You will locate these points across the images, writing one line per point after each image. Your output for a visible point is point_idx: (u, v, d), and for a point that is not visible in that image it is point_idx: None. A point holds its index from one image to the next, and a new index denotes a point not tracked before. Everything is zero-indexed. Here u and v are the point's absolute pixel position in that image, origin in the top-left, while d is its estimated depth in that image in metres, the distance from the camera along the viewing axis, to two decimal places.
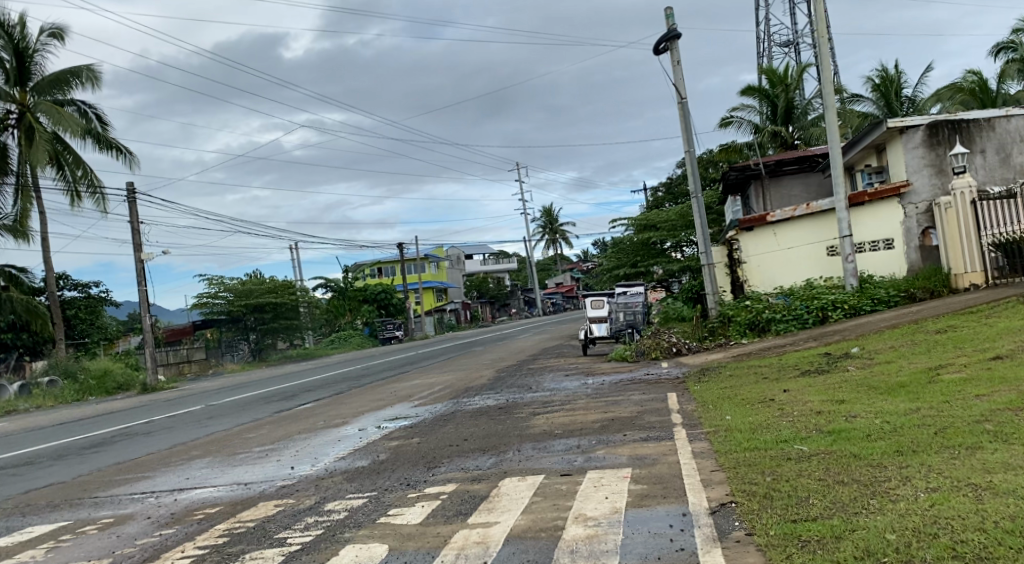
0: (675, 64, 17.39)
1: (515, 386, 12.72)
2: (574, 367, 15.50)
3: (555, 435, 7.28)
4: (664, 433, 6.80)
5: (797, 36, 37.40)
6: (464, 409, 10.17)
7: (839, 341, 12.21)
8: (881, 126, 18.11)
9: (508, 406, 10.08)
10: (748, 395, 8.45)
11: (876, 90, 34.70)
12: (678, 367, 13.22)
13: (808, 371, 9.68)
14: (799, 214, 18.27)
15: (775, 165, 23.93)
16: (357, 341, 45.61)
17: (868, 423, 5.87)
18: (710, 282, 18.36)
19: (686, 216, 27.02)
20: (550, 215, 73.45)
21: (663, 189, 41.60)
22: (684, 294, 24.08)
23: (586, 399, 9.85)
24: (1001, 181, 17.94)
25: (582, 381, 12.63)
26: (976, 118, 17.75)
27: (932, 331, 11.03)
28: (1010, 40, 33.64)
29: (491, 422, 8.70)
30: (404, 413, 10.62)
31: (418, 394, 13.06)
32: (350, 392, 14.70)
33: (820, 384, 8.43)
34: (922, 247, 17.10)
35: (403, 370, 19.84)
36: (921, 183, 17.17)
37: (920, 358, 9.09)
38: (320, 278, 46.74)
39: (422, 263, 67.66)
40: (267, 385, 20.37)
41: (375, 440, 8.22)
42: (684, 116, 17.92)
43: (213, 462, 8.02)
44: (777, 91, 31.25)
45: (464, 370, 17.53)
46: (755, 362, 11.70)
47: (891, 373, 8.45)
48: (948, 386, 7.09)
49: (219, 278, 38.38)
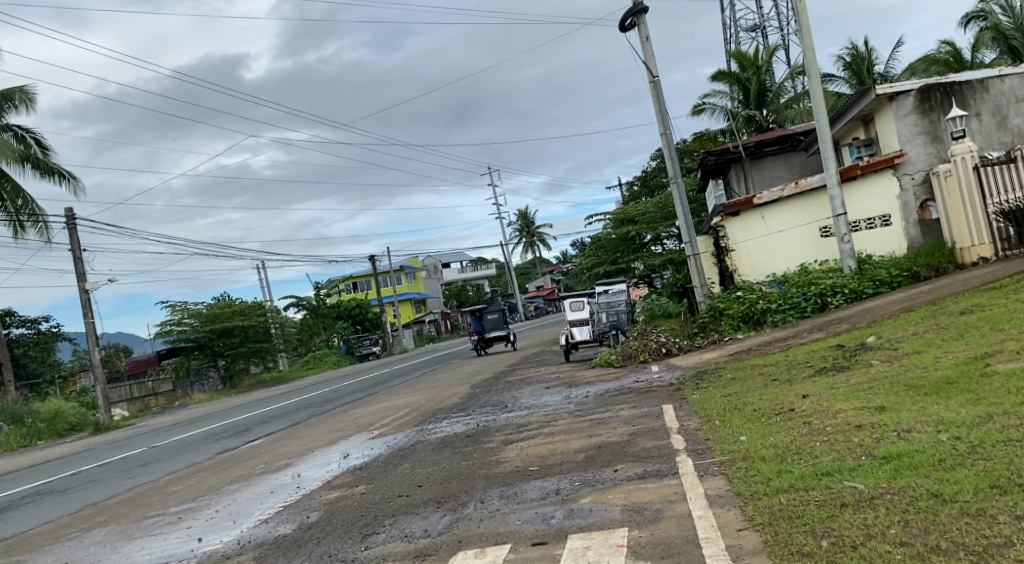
0: (643, 41, 16.04)
1: (489, 405, 11.31)
2: (556, 376, 14.10)
3: (530, 475, 5.83)
4: (665, 466, 5.35)
5: (763, 20, 36.35)
6: (427, 440, 8.70)
7: (848, 331, 10.87)
8: (869, 94, 16.90)
9: (478, 432, 8.64)
10: (760, 405, 7.03)
11: (848, 69, 33.64)
12: (669, 370, 11.87)
13: (826, 369, 8.30)
14: (788, 194, 16.95)
15: (754, 146, 22.73)
16: (333, 360, 44.00)
17: (932, 440, 4.49)
18: (697, 273, 17.06)
19: (665, 208, 25.73)
20: (526, 218, 72.06)
21: (638, 183, 40.30)
22: (669, 289, 22.74)
23: (568, 419, 8.44)
24: (1000, 146, 16.73)
25: (564, 394, 11.20)
26: (969, 80, 16.55)
27: (955, 313, 9.67)
28: (981, 8, 32.62)
29: (456, 457, 7.25)
30: (358, 447, 9.11)
31: (382, 420, 11.60)
32: (309, 422, 13.16)
33: (847, 386, 7.01)
34: (921, 221, 15.85)
35: (372, 391, 18.34)
36: (916, 152, 16.08)
37: (956, 345, 7.71)
38: (290, 298, 45.11)
39: (399, 275, 66.00)
40: (225, 415, 18.75)
41: (312, 491, 6.71)
42: (658, 97, 16.55)
43: (112, 532, 6.50)
44: (748, 74, 30.03)
45: (438, 387, 16.03)
46: (757, 360, 10.30)
47: (928, 366, 7.07)
48: (1011, 381, 5.72)
49: (183, 303, 36.54)
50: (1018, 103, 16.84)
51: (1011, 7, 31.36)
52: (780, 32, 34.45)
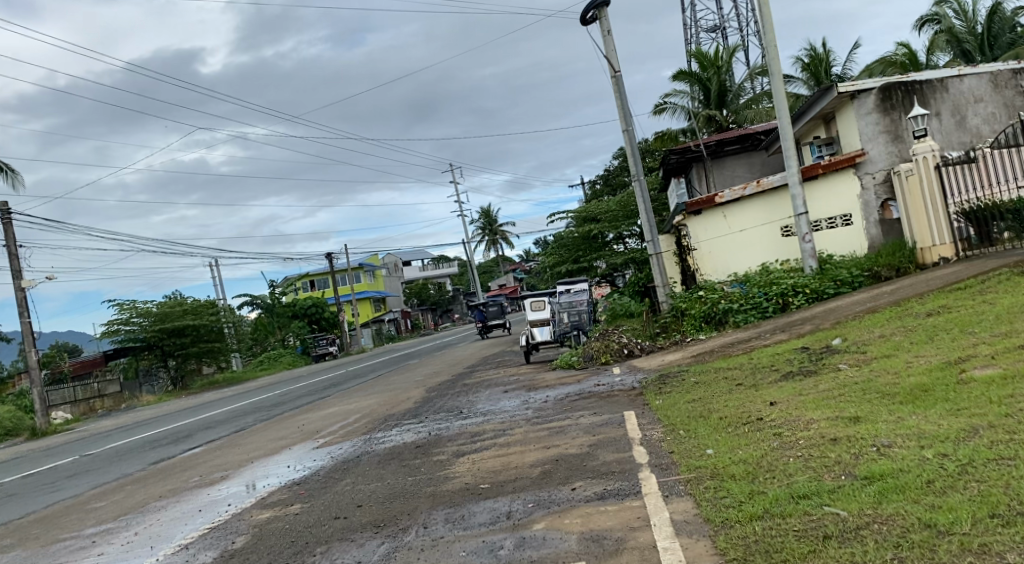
0: (605, 34, 15.64)
1: (444, 410, 10.79)
2: (515, 379, 13.65)
3: (480, 494, 5.33)
4: (627, 484, 4.89)
5: (723, 21, 36.30)
6: (373, 450, 8.16)
7: (812, 332, 10.58)
8: (831, 92, 16.68)
9: (428, 441, 8.12)
10: (727, 413, 6.63)
11: (807, 69, 33.74)
12: (631, 373, 11.47)
13: (792, 373, 7.95)
14: (749, 192, 16.68)
15: (715, 145, 22.51)
16: (288, 360, 43.05)
17: (916, 458, 4.10)
18: (659, 272, 16.72)
19: (626, 206, 25.45)
20: (488, 216, 71.55)
21: (600, 181, 40.05)
22: (631, 288, 22.48)
23: (524, 427, 7.96)
24: (959, 146, 16.67)
25: (522, 398, 10.74)
26: (929, 80, 16.45)
27: (922, 314, 9.42)
28: (935, 12, 32.90)
29: (403, 471, 6.73)
30: (300, 458, 8.53)
31: (330, 427, 11.03)
32: (254, 429, 12.52)
33: (817, 393, 6.64)
34: (882, 221, 15.68)
35: (324, 394, 17.73)
36: (876, 151, 15.92)
37: (926, 349, 7.40)
38: (245, 296, 44.05)
39: (358, 272, 64.99)
40: (169, 419, 17.95)
41: (242, 510, 6.14)
42: (620, 93, 16.17)
43: (14, 559, 5.85)
44: (709, 74, 29.88)
45: (392, 390, 15.47)
46: (721, 362, 9.93)
47: (900, 372, 6.74)
48: (991, 388, 5.38)
49: (131, 302, 35.37)
50: (977, 103, 16.80)
51: (965, 11, 31.68)
52: (740, 32, 34.43)
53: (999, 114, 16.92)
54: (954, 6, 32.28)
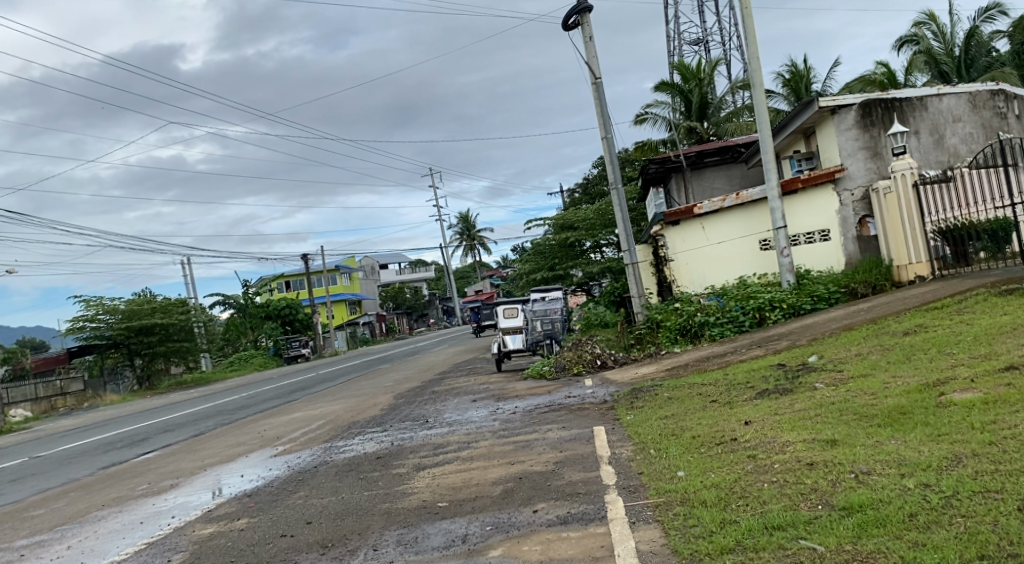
0: (586, 40, 15.44)
1: (409, 419, 10.48)
2: (485, 388, 13.36)
3: (437, 513, 5.04)
4: (593, 507, 4.62)
5: (706, 34, 36.40)
6: (332, 461, 7.83)
7: (787, 349, 10.41)
8: (811, 107, 16.60)
9: (389, 453, 7.81)
10: (699, 431, 6.38)
11: (787, 85, 33.87)
12: (604, 385, 11.21)
13: (768, 391, 7.73)
14: (728, 204, 16.52)
15: (695, 157, 22.41)
16: (259, 362, 42.43)
17: (897, 487, 3.88)
18: (635, 282, 16.51)
19: (604, 215, 25.30)
20: (467, 222, 71.30)
21: (579, 190, 39.93)
22: (606, 298, 22.31)
23: (490, 440, 7.67)
24: (936, 165, 16.63)
25: (491, 409, 10.45)
26: (909, 98, 16.40)
27: (898, 333, 9.25)
28: (912, 33, 33.11)
29: (360, 484, 6.40)
30: (256, 467, 8.18)
31: (292, 434, 10.67)
32: (213, 434, 12.10)
33: (792, 413, 6.41)
34: (859, 237, 15.61)
35: (291, 398, 17.31)
36: (855, 167, 15.87)
37: (904, 370, 7.19)
38: (217, 295, 43.39)
39: (334, 274, 64.30)
40: (128, 421, 17.43)
41: (186, 524, 5.79)
42: (601, 100, 15.95)
43: None
44: (690, 86, 29.81)
45: (359, 396, 15.11)
46: (695, 377, 9.71)
47: (877, 392, 6.53)
48: (972, 413, 5.16)
49: (98, 298, 34.60)
50: (955, 122, 16.79)
51: (943, 33, 31.98)
52: (722, 46, 34.52)
53: (977, 134, 16.94)
54: (931, 28, 32.50)
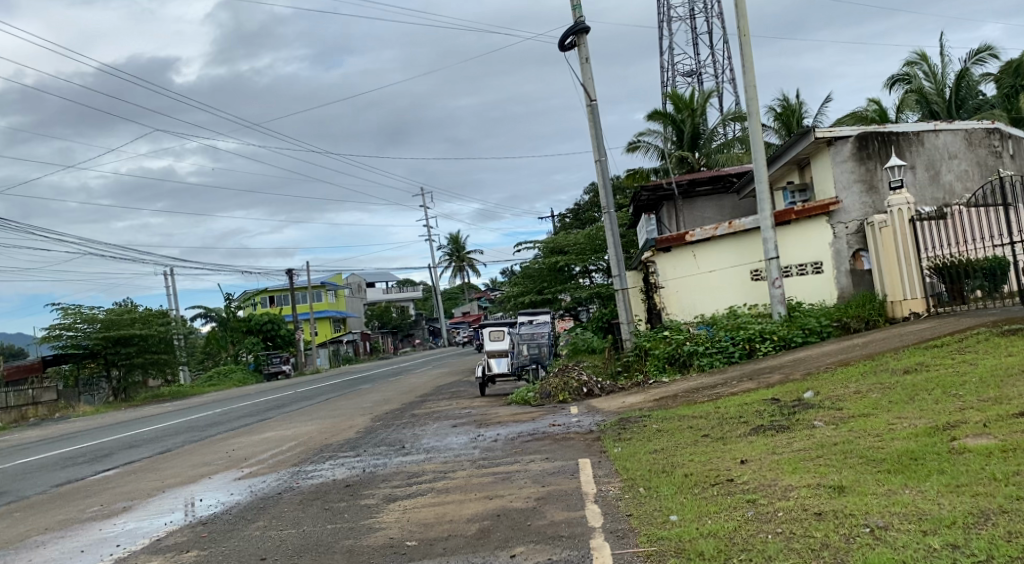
0: (582, 61, 15.17)
1: (384, 443, 9.98)
2: (466, 413, 12.90)
3: (404, 554, 4.58)
4: (578, 554, 4.19)
5: (700, 66, 36.44)
6: (298, 488, 7.33)
7: (780, 383, 10.02)
8: (807, 137, 16.34)
9: (360, 481, 7.33)
10: (692, 470, 5.94)
11: (779, 118, 33.85)
12: (589, 414, 10.76)
13: (763, 427, 7.31)
14: (720, 233, 16.20)
15: (688, 185, 22.15)
16: (239, 377, 41.65)
17: (921, 549, 3.47)
18: (624, 309, 16.10)
19: (595, 239, 24.99)
20: (456, 243, 70.92)
21: (570, 215, 39.70)
22: (594, 324, 21.93)
23: (467, 470, 7.21)
24: (932, 201, 16.37)
25: (470, 435, 9.98)
26: (907, 132, 16.17)
27: (898, 371, 8.88)
28: (905, 72, 33.24)
29: (324, 516, 5.91)
30: (216, 491, 7.65)
31: (261, 455, 10.16)
32: (178, 452, 11.55)
33: (792, 453, 6.00)
34: (853, 271, 15.22)
35: (265, 416, 16.75)
36: (850, 200, 15.57)
37: (907, 410, 6.79)
38: (198, 308, 42.73)
39: (320, 291, 63.57)
40: (94, 434, 16.78)
41: (129, 555, 5.29)
42: (595, 123, 15.65)
43: None
44: (683, 116, 29.68)
45: (335, 417, 14.59)
46: (685, 409, 9.28)
47: (881, 434, 6.12)
48: (990, 462, 4.77)
49: (76, 307, 33.91)
50: (951, 159, 16.58)
51: (935, 73, 32.11)
52: (716, 78, 34.51)
53: (972, 172, 16.75)
54: (924, 67, 32.63)
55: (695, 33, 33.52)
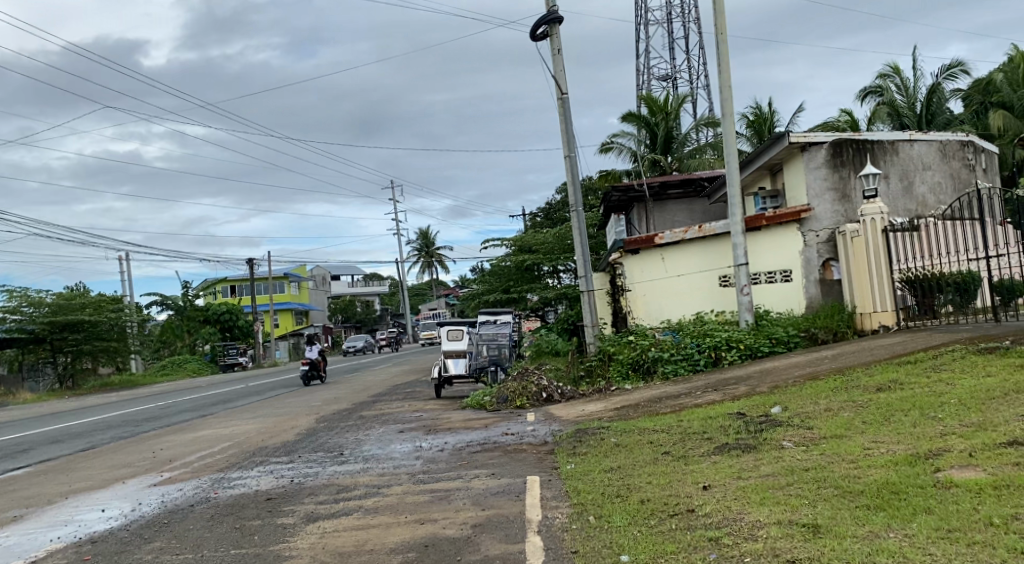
0: (554, 52, 14.54)
1: (323, 448, 9.23)
2: (418, 416, 12.24)
3: None
4: None
5: (675, 70, 36.06)
6: (215, 501, 6.62)
7: (746, 396, 9.49)
8: (781, 142, 15.87)
9: (284, 494, 6.63)
10: (649, 495, 5.32)
11: (752, 126, 33.58)
12: (545, 422, 10.13)
13: (729, 445, 6.72)
14: (689, 236, 15.68)
15: (658, 187, 21.65)
16: (193, 367, 40.41)
17: None
18: (588, 311, 15.50)
19: (563, 240, 24.41)
20: (425, 239, 70.05)
21: (539, 215, 39.14)
22: (558, 326, 21.32)
23: (404, 486, 6.52)
24: (904, 212, 15.99)
25: (418, 443, 9.30)
26: (882, 141, 15.77)
27: (871, 388, 8.36)
28: (878, 84, 33.15)
29: (231, 538, 5.20)
30: (125, 501, 6.90)
31: (189, 458, 9.39)
32: (102, 451, 10.70)
33: (759, 479, 5.42)
34: (822, 281, 14.72)
35: (208, 412, 15.89)
36: (822, 208, 15.10)
37: (884, 434, 6.24)
38: (154, 295, 41.43)
39: (282, 282, 62.22)
40: (22, 426, 15.75)
41: None
42: (565, 117, 15.03)
43: None
44: (657, 118, 29.32)
45: (281, 415, 13.82)
46: (647, 421, 8.67)
47: (857, 460, 5.56)
48: (984, 502, 4.23)
49: (23, 290, 32.54)
50: (925, 170, 16.22)
51: (907, 86, 32.04)
52: (690, 83, 34.12)
53: (945, 184, 16.42)
54: (896, 81, 32.55)
55: (671, 36, 33.10)
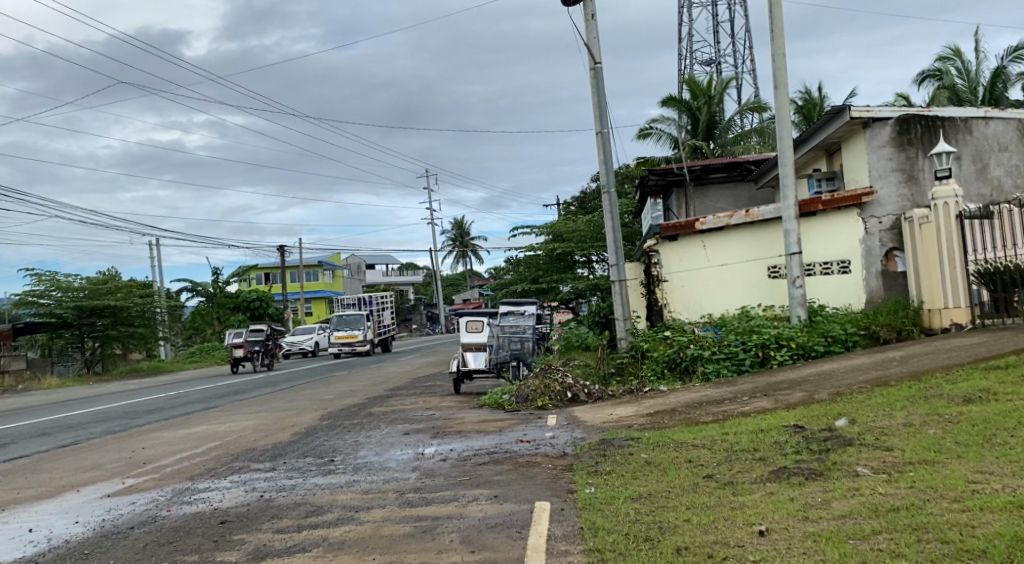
0: (588, 19, 13.20)
1: (312, 454, 8.08)
2: (429, 415, 11.09)
3: None
4: None
5: (720, 54, 34.41)
6: (161, 522, 5.48)
7: (803, 404, 8.12)
8: (839, 118, 14.31)
9: (245, 516, 5.49)
10: (689, 541, 4.06)
11: (799, 112, 31.84)
12: (568, 428, 8.86)
13: (787, 470, 5.41)
14: (735, 222, 14.25)
15: (700, 172, 20.17)
16: (221, 355, 39.82)
17: None
18: (621, 302, 14.17)
19: (597, 227, 23.07)
20: (461, 229, 69.05)
21: (575, 204, 37.88)
22: (590, 318, 20.01)
23: (387, 510, 5.34)
24: (977, 198, 14.37)
25: (419, 449, 8.09)
26: (953, 118, 14.12)
27: (959, 399, 6.91)
28: (936, 68, 31.14)
29: None
30: (57, 518, 5.78)
31: (166, 461, 8.31)
32: (78, 448, 9.67)
33: (835, 523, 4.14)
34: (884, 273, 13.26)
35: (215, 405, 14.90)
36: (886, 191, 13.54)
37: (994, 462, 4.86)
38: (185, 280, 40.96)
39: (316, 270, 61.67)
40: (22, 414, 14.92)
41: None
42: (599, 91, 13.69)
43: None
44: (699, 103, 27.82)
45: (285, 410, 12.75)
46: (687, 432, 7.35)
47: (965, 499, 4.24)
48: None
49: (50, 274, 32.13)
50: (1000, 152, 14.57)
51: (968, 70, 30.02)
52: (735, 67, 32.49)
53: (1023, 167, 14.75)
54: (957, 64, 30.49)
55: (716, 18, 31.50)
